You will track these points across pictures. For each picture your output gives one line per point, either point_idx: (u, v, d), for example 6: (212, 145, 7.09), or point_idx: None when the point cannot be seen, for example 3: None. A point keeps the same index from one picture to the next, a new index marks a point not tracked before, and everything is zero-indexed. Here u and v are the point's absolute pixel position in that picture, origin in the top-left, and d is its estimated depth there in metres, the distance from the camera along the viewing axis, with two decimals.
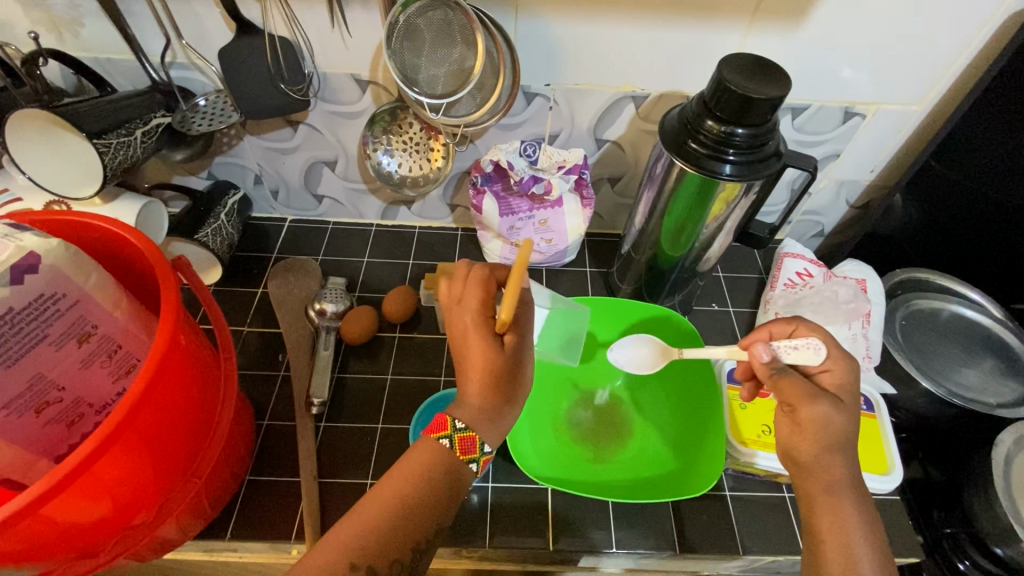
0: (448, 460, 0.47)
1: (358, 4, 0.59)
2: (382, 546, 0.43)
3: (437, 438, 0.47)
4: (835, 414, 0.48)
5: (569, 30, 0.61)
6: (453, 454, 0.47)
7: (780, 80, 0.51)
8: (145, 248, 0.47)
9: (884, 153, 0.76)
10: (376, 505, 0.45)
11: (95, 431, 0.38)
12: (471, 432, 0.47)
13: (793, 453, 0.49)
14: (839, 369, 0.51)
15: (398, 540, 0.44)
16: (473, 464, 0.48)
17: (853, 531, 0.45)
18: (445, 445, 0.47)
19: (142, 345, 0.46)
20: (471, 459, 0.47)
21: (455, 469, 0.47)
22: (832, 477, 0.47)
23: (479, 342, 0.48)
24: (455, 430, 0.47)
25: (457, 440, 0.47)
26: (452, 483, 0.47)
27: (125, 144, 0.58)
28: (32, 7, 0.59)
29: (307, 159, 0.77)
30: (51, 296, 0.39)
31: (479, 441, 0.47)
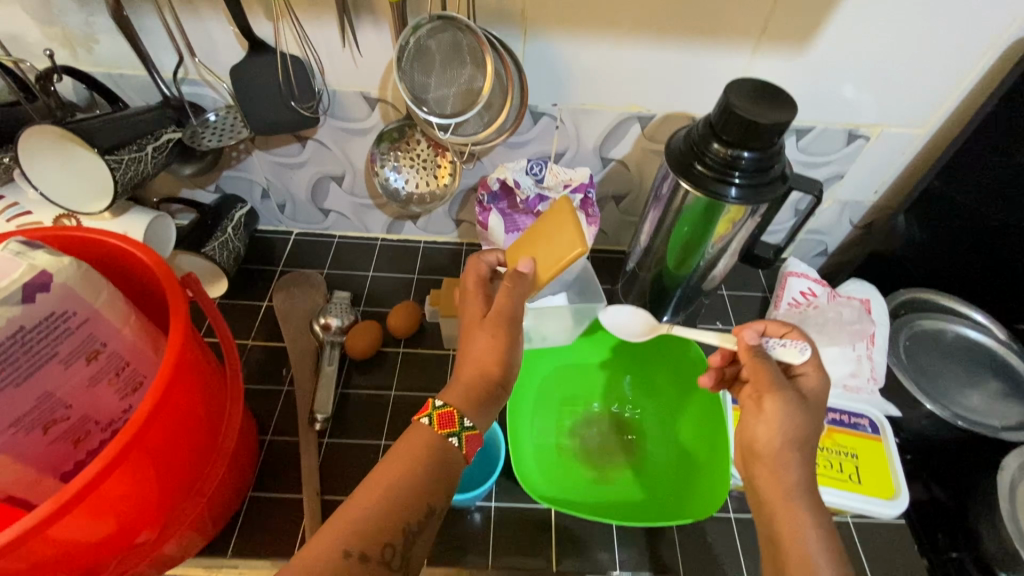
0: (431, 441, 0.47)
1: (370, 25, 0.60)
2: (371, 529, 0.42)
3: (417, 418, 0.49)
4: (798, 411, 0.50)
5: (577, 51, 0.62)
6: (431, 431, 0.48)
7: (786, 106, 0.52)
8: (154, 265, 0.47)
9: (887, 175, 0.77)
10: (370, 490, 0.44)
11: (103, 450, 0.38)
12: (449, 407, 0.48)
13: (755, 447, 0.51)
14: (816, 377, 0.54)
15: (389, 524, 0.43)
16: (454, 439, 0.48)
17: (808, 533, 0.46)
18: (425, 423, 0.48)
19: (149, 362, 0.46)
20: (451, 434, 0.48)
21: (438, 450, 0.47)
22: (786, 479, 0.49)
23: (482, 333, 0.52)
24: (434, 408, 0.49)
25: (436, 416, 0.48)
26: (440, 469, 0.46)
27: (136, 159, 0.59)
28: (48, 24, 0.60)
29: (314, 174, 0.77)
30: (62, 314, 0.39)
31: (457, 414, 0.48)
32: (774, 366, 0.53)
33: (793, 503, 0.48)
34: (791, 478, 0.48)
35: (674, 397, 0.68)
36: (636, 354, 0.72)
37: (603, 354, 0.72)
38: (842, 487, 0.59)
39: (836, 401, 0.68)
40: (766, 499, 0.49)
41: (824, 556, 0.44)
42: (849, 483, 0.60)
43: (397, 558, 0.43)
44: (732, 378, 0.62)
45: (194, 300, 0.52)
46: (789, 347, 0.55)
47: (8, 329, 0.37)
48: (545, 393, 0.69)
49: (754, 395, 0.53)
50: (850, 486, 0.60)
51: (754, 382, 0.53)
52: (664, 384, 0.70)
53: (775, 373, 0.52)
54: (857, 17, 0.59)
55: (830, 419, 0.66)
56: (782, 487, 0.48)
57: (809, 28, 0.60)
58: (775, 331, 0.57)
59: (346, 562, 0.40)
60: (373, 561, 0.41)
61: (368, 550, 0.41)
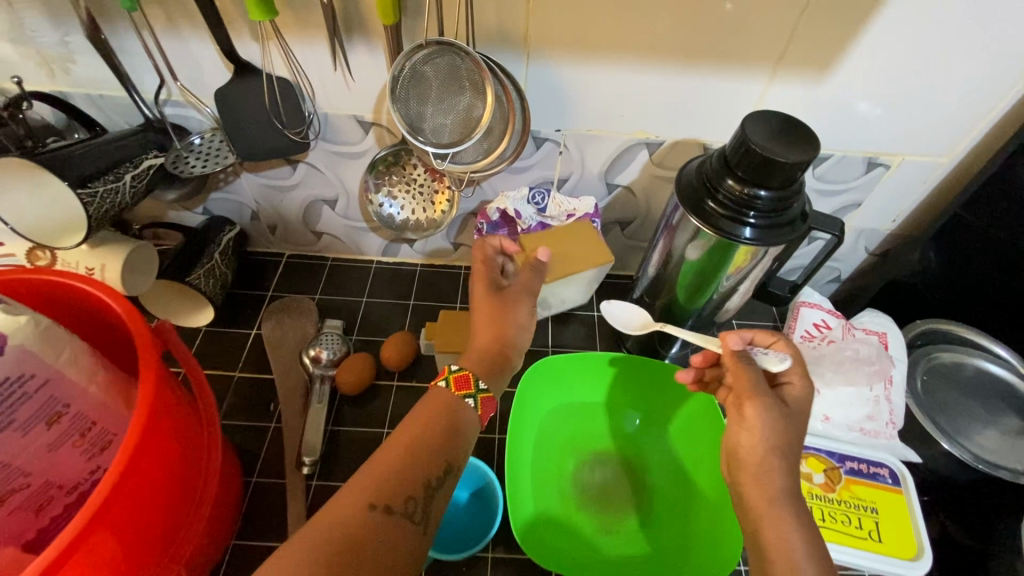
0: (448, 400, 0.49)
1: (363, 48, 0.56)
2: (396, 483, 0.43)
3: (437, 381, 0.50)
4: (777, 415, 0.48)
5: (582, 76, 0.59)
6: (449, 392, 0.49)
7: (807, 144, 0.48)
8: (125, 313, 0.43)
9: (907, 203, 0.73)
10: (392, 450, 0.45)
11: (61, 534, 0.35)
12: (464, 370, 0.51)
13: (738, 455, 0.49)
14: (803, 385, 0.51)
15: (414, 477, 0.44)
16: (471, 399, 0.49)
17: (798, 550, 0.43)
18: (443, 386, 0.50)
19: (120, 419, 0.43)
20: (467, 395, 0.49)
21: (456, 407, 0.48)
22: (771, 484, 0.46)
23: (486, 306, 0.56)
24: (451, 372, 0.51)
25: (453, 378, 0.50)
26: (456, 429, 0.48)
27: (113, 191, 0.55)
28: (21, 45, 0.57)
29: (306, 197, 0.74)
30: (18, 378, 0.36)
31: (472, 377, 0.50)
32: (758, 372, 0.51)
33: (780, 513, 0.45)
34: (776, 484, 0.46)
35: (683, 440, 0.65)
36: (637, 388, 0.68)
37: (608, 390, 0.68)
38: (861, 546, 0.57)
39: (850, 445, 0.65)
40: (750, 506, 0.46)
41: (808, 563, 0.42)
42: (869, 541, 0.58)
43: (419, 510, 0.43)
44: (710, 381, 0.62)
45: (168, 350, 0.49)
46: (771, 354, 0.53)
47: None
48: (545, 430, 0.65)
49: (736, 402, 0.51)
50: (869, 545, 0.58)
51: (736, 388, 0.51)
52: (672, 424, 0.66)
53: (755, 374, 0.50)
54: (882, 42, 0.55)
55: (847, 468, 0.63)
56: (765, 492, 0.46)
57: (831, 53, 0.56)
58: (763, 340, 0.55)
59: (373, 514, 0.41)
60: (398, 513, 0.42)
61: (393, 502, 0.42)
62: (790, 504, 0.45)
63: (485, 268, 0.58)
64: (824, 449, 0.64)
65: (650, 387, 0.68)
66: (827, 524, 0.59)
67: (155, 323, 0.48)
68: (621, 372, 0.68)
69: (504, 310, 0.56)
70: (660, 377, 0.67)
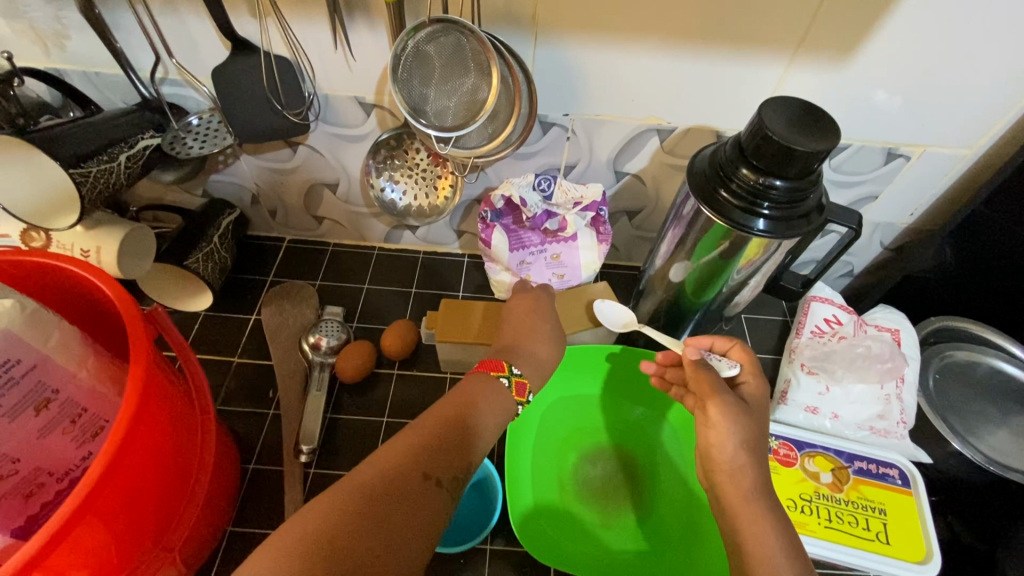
0: (503, 396, 0.50)
1: (364, 26, 0.54)
2: (451, 460, 0.43)
3: (496, 375, 0.51)
4: (743, 416, 0.47)
5: (592, 58, 0.56)
6: (508, 392, 0.51)
7: (829, 132, 0.46)
8: (115, 296, 0.42)
9: (926, 197, 0.71)
10: (445, 426, 0.45)
11: (55, 517, 0.33)
12: (524, 378, 0.53)
13: (710, 456, 0.48)
14: (758, 383, 0.52)
15: (458, 454, 0.44)
16: (520, 407, 0.52)
17: (774, 553, 0.42)
18: (504, 384, 0.51)
19: (111, 405, 0.42)
20: (519, 403, 0.52)
21: (506, 405, 0.50)
22: (747, 482, 0.46)
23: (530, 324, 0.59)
24: (512, 373, 0.52)
25: (514, 381, 0.52)
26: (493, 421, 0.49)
27: (107, 171, 0.54)
28: (14, 20, 0.55)
29: (307, 180, 0.72)
30: (4, 363, 0.35)
31: (528, 388, 0.53)
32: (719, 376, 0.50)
33: (758, 513, 0.44)
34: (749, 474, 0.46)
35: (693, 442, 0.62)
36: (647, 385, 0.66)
37: (611, 384, 0.67)
38: (868, 549, 0.56)
39: (861, 444, 0.63)
40: (729, 503, 0.46)
41: (785, 557, 0.41)
42: (876, 543, 0.56)
43: (460, 490, 0.44)
44: (672, 381, 0.60)
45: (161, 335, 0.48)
46: (725, 362, 0.55)
47: None
48: (548, 422, 0.64)
49: (699, 406, 0.50)
50: (876, 547, 0.56)
51: (697, 392, 0.50)
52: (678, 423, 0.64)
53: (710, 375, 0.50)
54: (912, 24, 0.52)
55: (855, 467, 0.62)
56: (741, 486, 0.46)
57: (855, 35, 0.53)
58: (721, 347, 0.56)
59: (425, 484, 0.41)
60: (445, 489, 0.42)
61: (445, 477, 0.42)
62: (767, 503, 0.45)
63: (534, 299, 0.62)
64: (833, 448, 0.63)
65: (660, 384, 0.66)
66: (798, 513, 0.58)
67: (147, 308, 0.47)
68: (627, 367, 0.66)
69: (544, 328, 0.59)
70: None
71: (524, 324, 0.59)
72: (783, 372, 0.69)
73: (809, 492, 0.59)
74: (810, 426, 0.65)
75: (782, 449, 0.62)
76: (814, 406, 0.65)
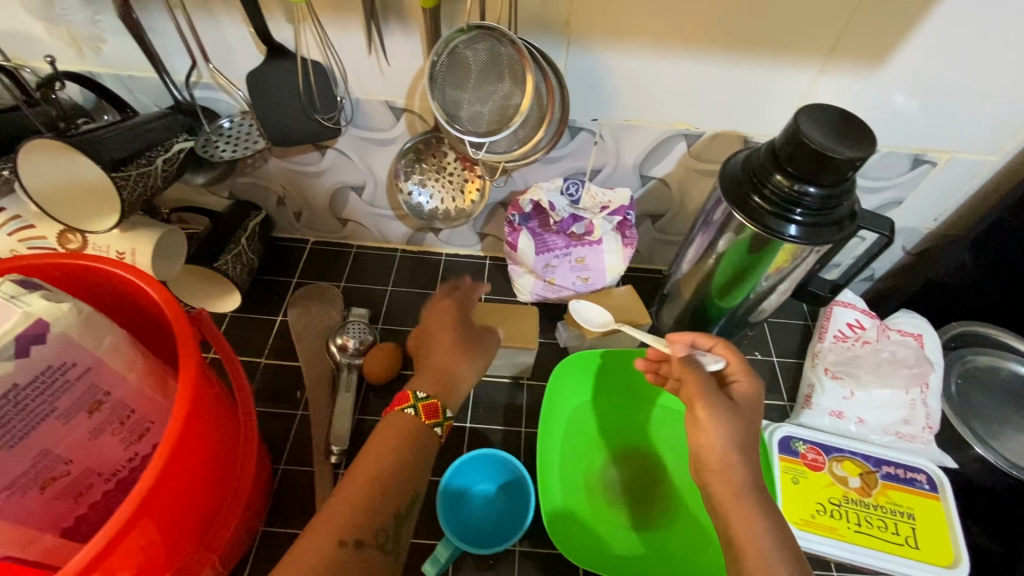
0: (413, 429, 0.50)
1: (399, 31, 0.55)
2: (368, 520, 0.45)
3: (402, 410, 0.51)
4: (731, 418, 0.47)
5: (623, 64, 0.57)
6: (418, 422, 0.51)
7: (865, 141, 0.46)
8: (161, 299, 0.43)
9: (951, 203, 0.71)
10: (359, 486, 0.46)
11: (115, 516, 0.34)
12: (433, 399, 0.52)
13: (700, 457, 0.47)
14: (748, 381, 0.51)
15: (381, 507, 0.46)
16: (439, 429, 0.52)
17: (773, 555, 0.42)
18: (411, 415, 0.51)
19: (158, 407, 0.42)
20: (436, 424, 0.51)
21: (419, 437, 0.50)
22: (736, 479, 0.45)
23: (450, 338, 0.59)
24: (417, 400, 0.52)
25: (421, 408, 0.51)
26: (419, 456, 0.50)
27: (144, 175, 0.54)
28: (51, 23, 0.55)
29: (334, 183, 0.73)
30: (60, 366, 0.36)
31: (440, 407, 0.52)
32: (706, 374, 0.50)
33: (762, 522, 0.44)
34: None
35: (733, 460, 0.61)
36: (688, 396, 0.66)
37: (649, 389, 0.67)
38: (898, 553, 0.57)
39: (886, 449, 0.64)
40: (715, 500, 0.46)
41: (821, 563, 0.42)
42: (905, 547, 0.57)
43: (390, 541, 0.46)
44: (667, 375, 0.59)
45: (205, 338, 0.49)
46: (709, 355, 0.54)
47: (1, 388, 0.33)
48: (569, 425, 0.65)
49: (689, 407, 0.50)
50: (906, 552, 0.57)
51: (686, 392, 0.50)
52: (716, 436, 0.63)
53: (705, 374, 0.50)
54: (944, 31, 0.53)
55: (883, 472, 0.62)
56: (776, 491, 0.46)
57: (887, 42, 0.53)
58: (704, 343, 0.54)
59: (342, 550, 0.43)
60: (369, 547, 0.44)
61: (363, 537, 0.44)
62: None
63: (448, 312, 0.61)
64: (861, 453, 0.63)
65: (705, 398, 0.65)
66: (827, 518, 0.58)
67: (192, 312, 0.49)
68: None
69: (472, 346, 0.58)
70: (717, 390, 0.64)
71: (443, 340, 0.58)
72: (806, 377, 0.69)
73: (836, 496, 0.60)
74: (835, 431, 0.65)
75: (811, 453, 0.62)
76: (838, 410, 0.65)
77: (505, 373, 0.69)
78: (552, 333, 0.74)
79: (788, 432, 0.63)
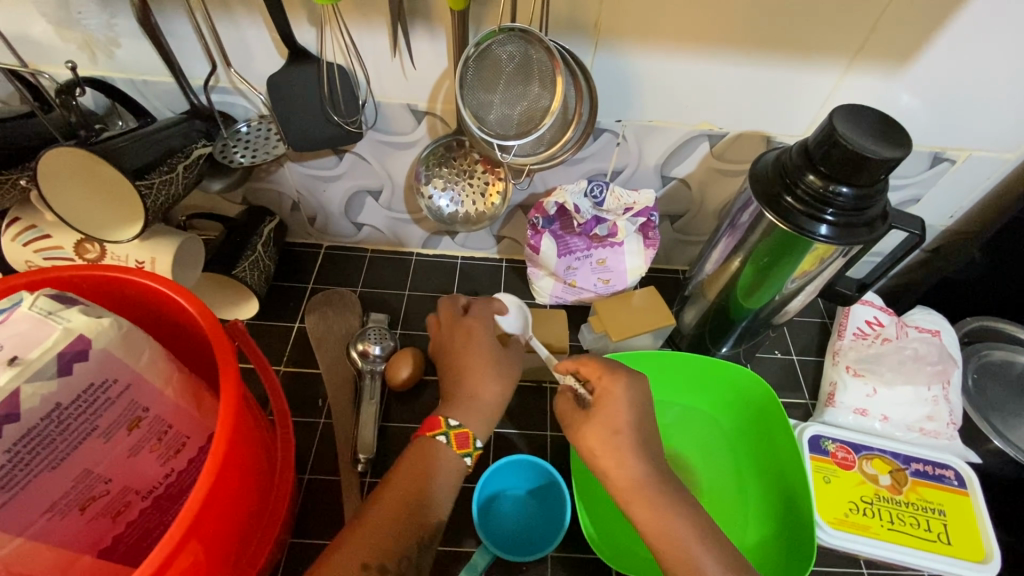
0: (445, 455, 0.51)
1: (424, 33, 0.54)
2: (388, 544, 0.46)
3: (432, 435, 0.52)
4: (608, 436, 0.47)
5: (648, 65, 0.56)
6: (449, 448, 0.52)
7: (900, 142, 0.46)
8: (196, 310, 0.42)
9: (967, 200, 0.71)
10: (389, 510, 0.48)
11: (167, 534, 0.33)
12: (464, 428, 0.52)
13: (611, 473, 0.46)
14: (612, 391, 0.48)
15: (406, 535, 0.47)
16: (468, 458, 0.52)
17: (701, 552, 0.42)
18: (442, 441, 0.51)
19: (195, 422, 0.41)
20: (466, 454, 0.52)
21: (452, 464, 0.51)
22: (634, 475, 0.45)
23: (473, 355, 0.57)
24: (449, 427, 0.52)
25: (453, 436, 0.52)
26: (446, 485, 0.50)
27: (167, 182, 0.53)
28: (65, 28, 0.54)
29: (350, 187, 0.72)
30: (101, 384, 0.35)
31: (472, 436, 0.53)
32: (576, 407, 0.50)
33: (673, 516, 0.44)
34: None
35: (764, 464, 0.62)
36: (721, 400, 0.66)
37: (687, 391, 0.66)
38: (931, 549, 0.57)
39: (912, 446, 0.64)
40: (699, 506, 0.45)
41: None
42: (939, 544, 0.57)
43: (414, 568, 0.47)
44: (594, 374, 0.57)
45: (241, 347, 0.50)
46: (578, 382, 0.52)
47: (44, 408, 0.33)
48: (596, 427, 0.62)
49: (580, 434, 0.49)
50: (939, 548, 0.57)
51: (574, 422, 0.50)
52: (748, 444, 0.63)
53: (583, 407, 0.50)
54: (970, 33, 0.53)
55: (912, 469, 0.62)
56: None
57: (914, 42, 0.54)
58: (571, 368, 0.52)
59: (366, 573, 0.44)
60: (392, 571, 0.45)
61: (385, 561, 0.45)
62: None
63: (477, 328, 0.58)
64: (889, 450, 0.63)
65: (743, 404, 0.65)
66: (860, 515, 0.59)
67: (227, 325, 0.51)
68: (709, 378, 0.66)
69: (488, 357, 0.57)
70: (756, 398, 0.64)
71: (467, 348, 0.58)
72: (827, 375, 0.69)
73: (868, 494, 0.60)
74: (861, 429, 0.65)
75: (841, 451, 0.63)
76: (863, 408, 0.66)
77: (528, 377, 0.69)
78: (575, 334, 0.74)
79: (816, 432, 0.63)
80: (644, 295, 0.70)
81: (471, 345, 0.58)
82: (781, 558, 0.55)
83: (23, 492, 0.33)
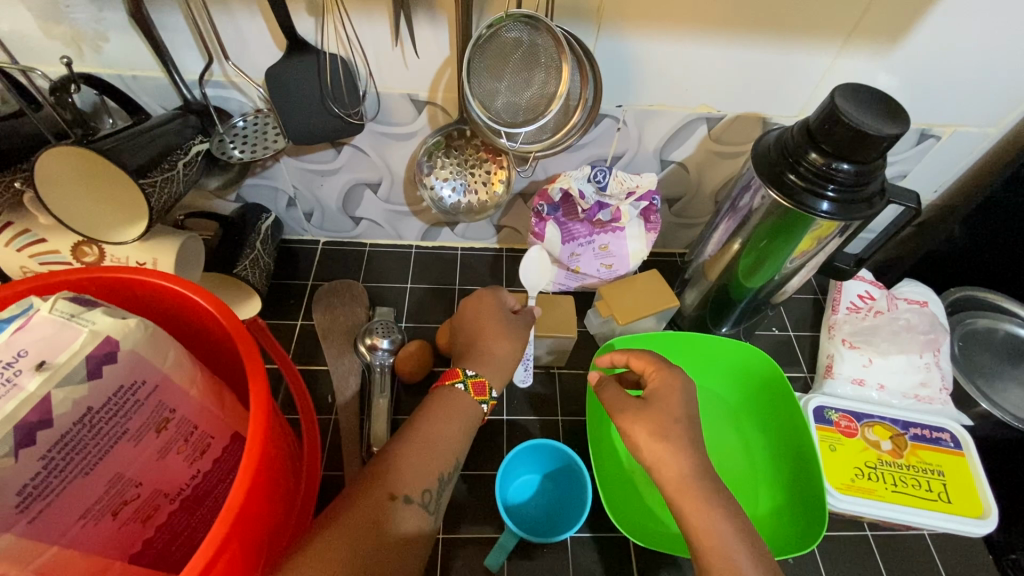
0: (463, 401, 0.52)
1: (425, 19, 0.53)
2: (416, 483, 0.46)
3: (451, 383, 0.53)
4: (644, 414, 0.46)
5: (649, 49, 0.57)
6: (467, 396, 0.52)
7: (897, 116, 0.48)
8: (213, 309, 0.41)
9: (952, 173, 0.74)
10: (412, 471, 0.47)
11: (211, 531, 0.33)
12: (480, 377, 0.54)
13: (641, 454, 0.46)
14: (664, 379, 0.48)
15: (426, 474, 0.47)
16: (484, 405, 0.53)
17: (726, 519, 0.43)
18: (460, 389, 0.52)
19: (221, 422, 0.40)
20: (482, 401, 0.53)
21: (469, 410, 0.52)
22: (662, 454, 0.44)
23: (492, 320, 0.58)
24: (467, 376, 0.53)
25: (471, 384, 0.53)
26: (466, 432, 0.51)
27: (169, 179, 0.52)
28: (51, 23, 0.52)
29: (348, 181, 0.71)
30: (131, 386, 0.35)
31: (488, 385, 0.54)
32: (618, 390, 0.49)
33: (688, 495, 0.43)
34: None
35: (771, 439, 0.64)
36: (725, 372, 0.68)
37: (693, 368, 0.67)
38: (933, 508, 0.60)
39: (910, 412, 0.67)
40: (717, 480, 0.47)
41: None
42: (940, 502, 0.60)
43: (432, 503, 0.48)
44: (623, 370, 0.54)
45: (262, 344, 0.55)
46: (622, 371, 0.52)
47: (75, 413, 0.33)
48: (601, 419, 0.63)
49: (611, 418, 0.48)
50: (940, 506, 0.60)
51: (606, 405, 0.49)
52: (755, 418, 0.66)
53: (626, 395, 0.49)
54: (959, 12, 0.54)
55: (910, 434, 0.65)
56: None
57: (906, 23, 0.55)
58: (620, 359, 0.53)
59: (392, 505, 0.45)
60: (416, 502, 0.46)
61: (411, 496, 0.46)
62: None
63: (494, 295, 0.60)
64: (889, 416, 0.66)
65: (750, 378, 0.67)
66: (866, 480, 0.61)
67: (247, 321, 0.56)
68: (715, 353, 0.67)
69: (515, 337, 0.57)
70: (761, 373, 0.66)
71: (491, 329, 0.57)
72: (824, 349, 0.72)
73: (870, 459, 0.63)
74: (859, 398, 0.68)
75: (844, 421, 0.65)
76: (860, 378, 0.68)
77: (537, 363, 0.70)
78: (581, 320, 0.76)
79: (820, 404, 0.66)
80: (649, 278, 0.71)
81: (492, 325, 0.58)
82: (795, 524, 0.57)
83: (56, 500, 0.33)
